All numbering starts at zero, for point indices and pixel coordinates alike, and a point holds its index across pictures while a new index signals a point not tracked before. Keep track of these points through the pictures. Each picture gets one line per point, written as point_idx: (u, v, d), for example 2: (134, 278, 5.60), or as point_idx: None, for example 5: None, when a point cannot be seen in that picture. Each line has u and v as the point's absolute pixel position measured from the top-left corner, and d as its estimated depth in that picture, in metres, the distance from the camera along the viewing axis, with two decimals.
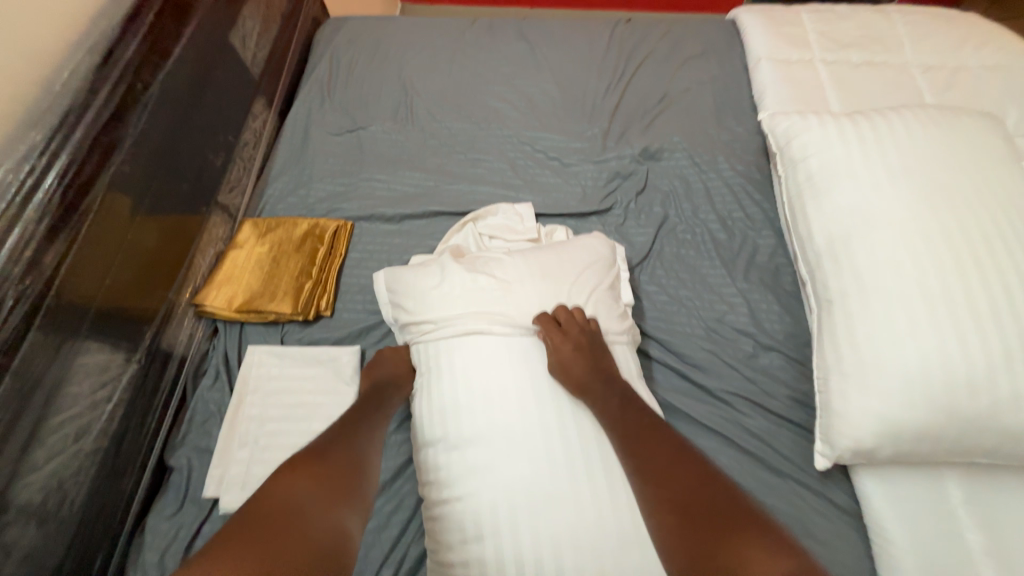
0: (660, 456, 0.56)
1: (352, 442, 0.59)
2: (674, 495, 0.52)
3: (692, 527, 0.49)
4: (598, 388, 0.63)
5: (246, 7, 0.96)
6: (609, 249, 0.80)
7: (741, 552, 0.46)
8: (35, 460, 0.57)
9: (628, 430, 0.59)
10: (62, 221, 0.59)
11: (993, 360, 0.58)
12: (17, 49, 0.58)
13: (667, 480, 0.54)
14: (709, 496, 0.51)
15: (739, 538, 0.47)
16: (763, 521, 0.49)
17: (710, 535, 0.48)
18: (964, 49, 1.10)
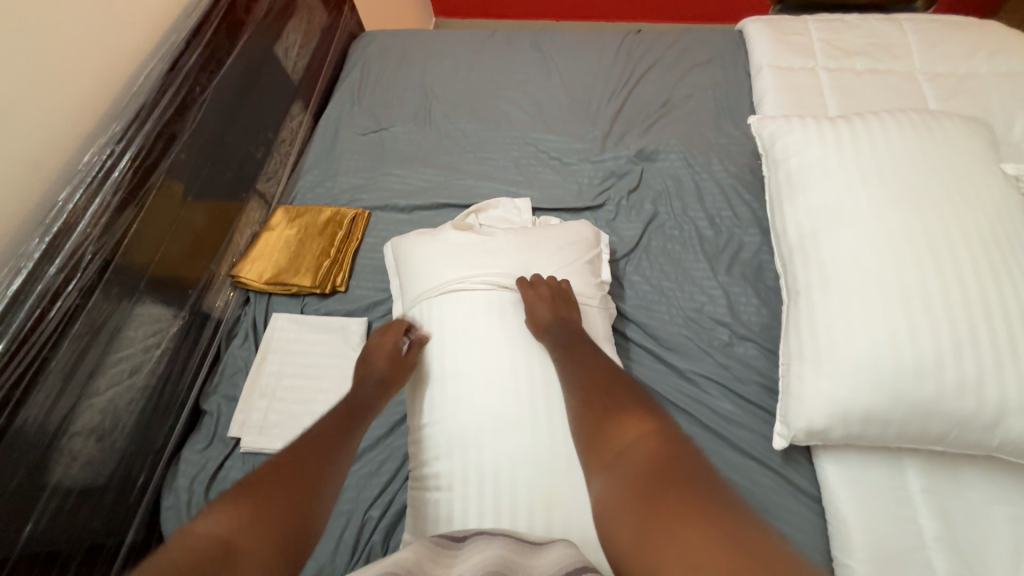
0: (587, 366, 0.66)
1: (332, 454, 0.55)
2: (589, 392, 0.62)
3: (593, 412, 0.60)
4: (553, 324, 0.72)
5: (290, 23, 1.11)
6: (592, 236, 0.88)
7: (623, 425, 0.55)
8: (98, 387, 0.70)
9: (569, 350, 0.69)
10: (131, 196, 0.73)
11: (941, 350, 0.62)
12: (105, 59, 0.73)
13: (587, 382, 0.64)
14: (613, 393, 0.61)
15: (626, 418, 0.56)
16: (655, 410, 0.57)
17: (605, 415, 0.58)
18: (977, 56, 1.09)
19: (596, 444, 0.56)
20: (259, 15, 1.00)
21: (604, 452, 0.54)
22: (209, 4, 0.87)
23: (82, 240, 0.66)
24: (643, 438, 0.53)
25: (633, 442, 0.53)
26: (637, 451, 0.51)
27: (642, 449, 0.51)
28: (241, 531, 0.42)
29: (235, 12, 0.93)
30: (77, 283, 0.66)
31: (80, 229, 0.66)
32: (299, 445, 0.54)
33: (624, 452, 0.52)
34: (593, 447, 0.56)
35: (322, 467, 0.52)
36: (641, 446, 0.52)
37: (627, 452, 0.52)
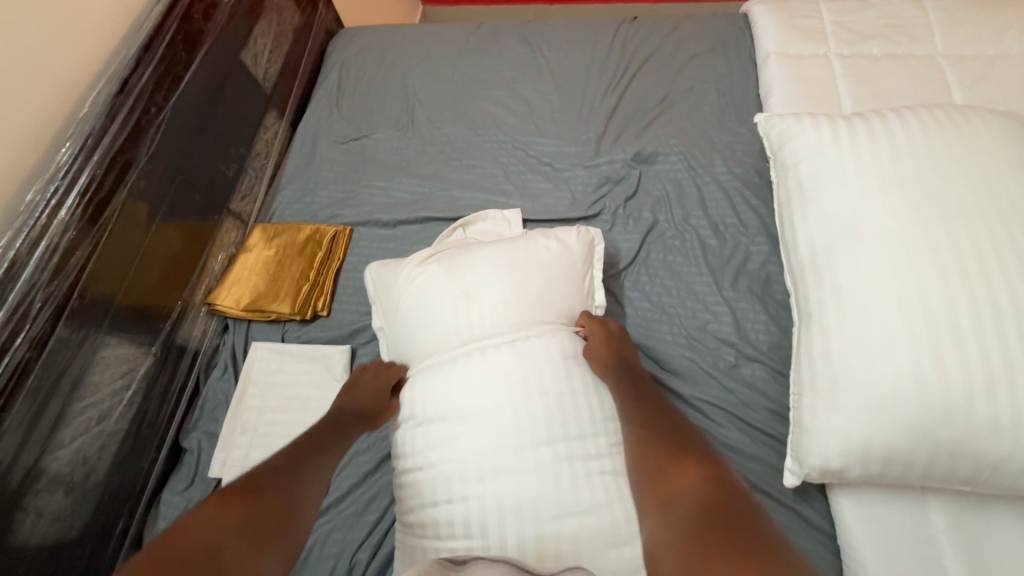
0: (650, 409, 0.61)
1: (313, 462, 0.59)
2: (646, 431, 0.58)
3: (651, 451, 0.55)
4: (614, 366, 0.70)
5: (258, 26, 1.04)
6: (586, 250, 0.82)
7: (676, 467, 0.51)
8: (62, 438, 0.66)
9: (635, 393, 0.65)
10: (84, 233, 0.68)
11: (971, 383, 0.56)
12: (46, 84, 0.67)
13: (642, 425, 0.59)
14: (675, 434, 0.56)
15: (680, 463, 0.51)
16: (713, 457, 0.53)
17: (654, 454, 0.54)
18: (1009, 33, 0.99)
19: (652, 484, 0.51)
20: (221, 20, 0.93)
21: (660, 492, 0.50)
22: (161, 14, 0.81)
23: (29, 288, 0.62)
24: (699, 482, 0.48)
25: (687, 487, 0.48)
26: (692, 496, 0.47)
27: (704, 499, 0.46)
28: (229, 519, 0.47)
29: (192, 19, 0.86)
30: (28, 333, 0.61)
31: (26, 276, 0.62)
32: (282, 454, 0.58)
33: (680, 495, 0.48)
34: (648, 484, 0.52)
35: (304, 469, 0.57)
36: (696, 488, 0.48)
37: (684, 495, 0.48)
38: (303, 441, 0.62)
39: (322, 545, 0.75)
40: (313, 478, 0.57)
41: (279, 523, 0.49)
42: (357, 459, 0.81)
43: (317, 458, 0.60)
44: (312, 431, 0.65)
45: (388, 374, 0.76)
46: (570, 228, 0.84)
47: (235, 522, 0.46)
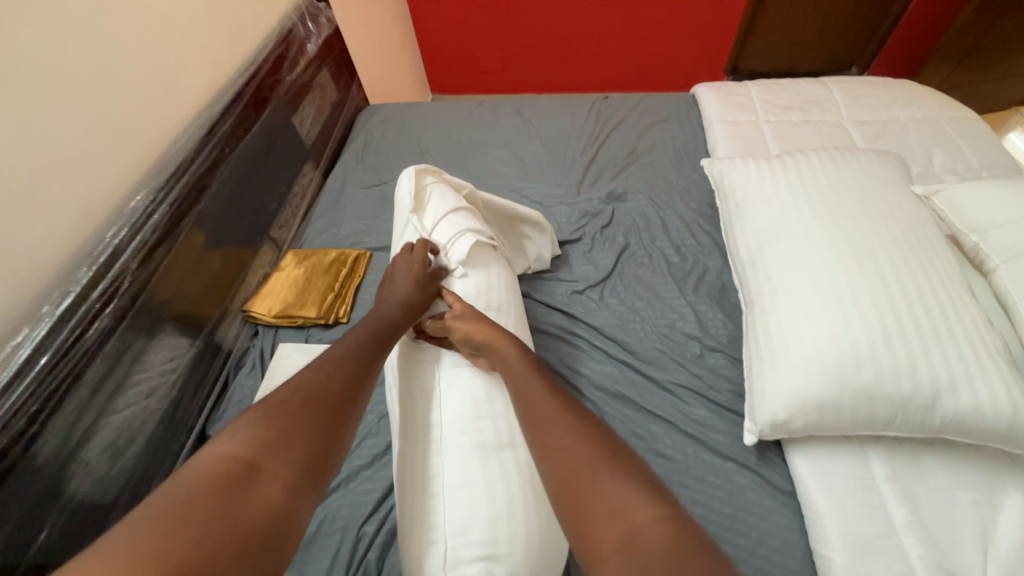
0: (566, 429, 0.58)
1: (348, 395, 0.60)
2: (571, 455, 0.55)
3: (581, 483, 0.52)
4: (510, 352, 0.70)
5: (306, 99, 1.31)
6: (413, 192, 0.92)
7: (621, 501, 0.49)
8: (119, 403, 0.77)
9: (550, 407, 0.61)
10: (165, 235, 0.85)
11: (874, 338, 0.70)
12: (155, 125, 0.88)
13: (562, 454, 0.55)
14: (600, 457, 0.54)
15: (623, 496, 0.49)
16: (645, 477, 0.52)
17: (585, 486, 0.51)
18: (894, 106, 1.27)
19: (593, 524, 0.48)
20: (280, 93, 1.19)
21: (607, 535, 0.47)
22: (241, 85, 1.06)
23: (122, 270, 0.77)
24: (655, 523, 0.47)
25: (640, 524, 0.47)
26: (648, 539, 0.45)
27: (658, 537, 0.45)
28: (258, 451, 0.50)
29: (261, 90, 1.12)
30: (114, 306, 0.75)
31: (122, 261, 0.77)
32: (320, 379, 0.60)
33: (631, 536, 0.46)
34: (586, 524, 0.49)
35: (340, 401, 0.59)
36: (655, 531, 0.46)
37: (639, 537, 0.46)
38: (345, 358, 0.65)
39: (330, 519, 0.79)
40: (348, 410, 0.59)
41: (310, 458, 0.52)
42: (366, 443, 0.88)
43: (353, 394, 0.61)
44: (357, 341, 0.69)
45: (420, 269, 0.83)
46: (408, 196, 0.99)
47: (264, 457, 0.50)
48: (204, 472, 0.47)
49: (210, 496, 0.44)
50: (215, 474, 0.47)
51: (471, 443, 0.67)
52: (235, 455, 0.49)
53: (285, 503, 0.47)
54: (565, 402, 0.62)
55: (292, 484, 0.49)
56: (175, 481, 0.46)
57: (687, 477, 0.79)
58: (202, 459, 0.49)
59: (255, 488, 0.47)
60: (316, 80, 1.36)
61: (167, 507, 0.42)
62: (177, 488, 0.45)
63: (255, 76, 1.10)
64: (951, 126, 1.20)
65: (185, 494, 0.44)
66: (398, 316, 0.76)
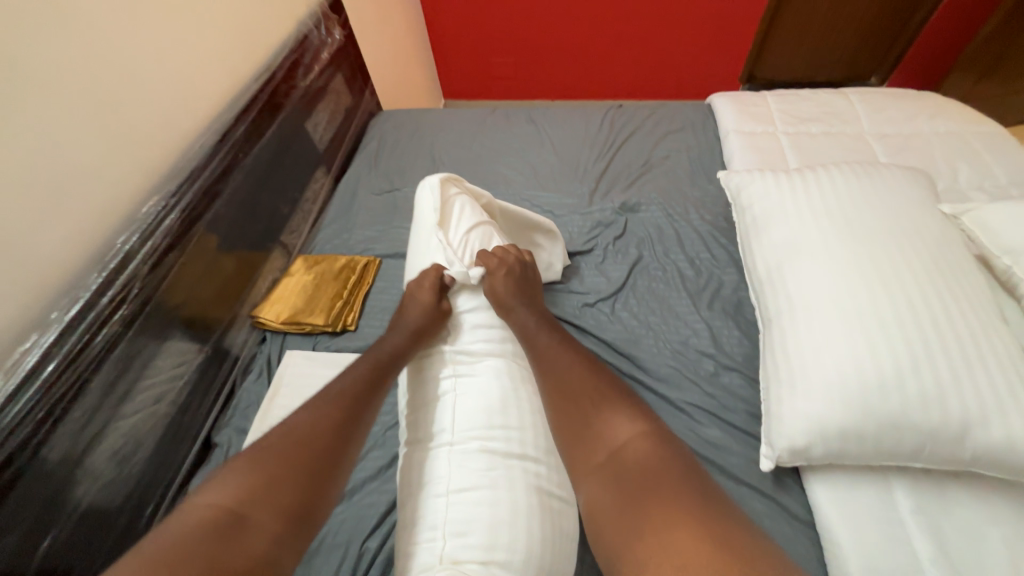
0: (566, 367, 0.67)
1: (343, 436, 0.61)
2: (568, 387, 0.65)
3: (576, 411, 0.62)
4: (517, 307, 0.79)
5: (320, 104, 1.31)
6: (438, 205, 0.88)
7: (609, 424, 0.59)
8: (126, 410, 0.76)
9: (551, 351, 0.71)
10: (177, 241, 0.85)
11: (901, 363, 0.68)
12: (170, 130, 0.88)
13: (563, 387, 0.65)
14: (596, 389, 0.64)
15: (611, 420, 0.59)
16: (638, 408, 0.61)
17: (584, 414, 0.61)
18: (917, 119, 1.24)
19: (581, 445, 0.59)
20: (295, 98, 1.20)
21: (594, 452, 0.58)
22: (257, 90, 1.06)
23: (133, 275, 0.76)
24: (635, 439, 0.57)
25: (620, 440, 0.57)
26: (630, 454, 0.55)
27: (635, 453, 0.55)
28: (248, 500, 0.51)
29: (276, 96, 1.12)
30: (124, 312, 0.75)
31: (133, 266, 0.77)
32: (316, 421, 0.61)
33: (615, 450, 0.56)
34: (579, 446, 0.60)
35: (335, 444, 0.60)
36: (636, 448, 0.56)
37: (621, 452, 0.56)
38: (345, 393, 0.66)
39: (333, 532, 0.78)
40: (342, 453, 0.60)
41: (298, 506, 0.53)
42: (371, 455, 0.87)
43: (349, 433, 0.62)
44: (358, 374, 0.70)
45: (431, 286, 0.81)
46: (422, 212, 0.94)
47: (253, 506, 0.51)
48: (197, 520, 0.49)
49: (199, 546, 0.46)
50: (207, 521, 0.48)
51: (476, 446, 0.64)
52: (227, 501, 0.51)
53: (271, 553, 0.49)
54: (578, 354, 0.70)
55: (279, 533, 0.50)
56: (170, 528, 0.48)
57: None
58: (197, 504, 0.51)
59: (243, 538, 0.48)
60: (330, 86, 1.36)
61: (158, 558, 0.44)
62: (170, 537, 0.47)
63: (271, 82, 1.10)
64: (977, 140, 1.17)
65: (175, 543, 0.46)
66: (401, 345, 0.75)
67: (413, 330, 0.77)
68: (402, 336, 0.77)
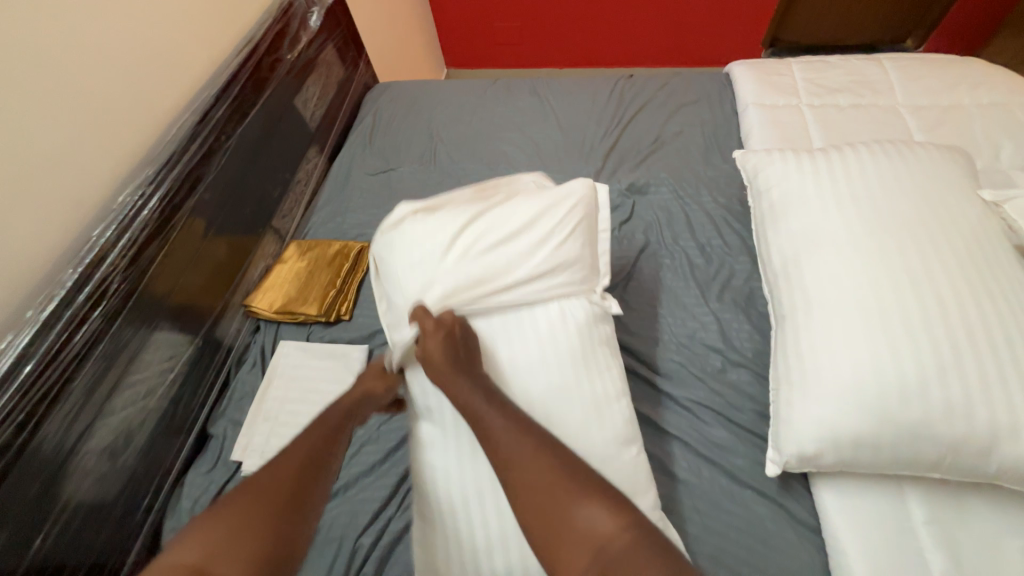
0: (510, 448, 0.57)
1: (314, 466, 0.59)
2: (525, 477, 0.55)
3: (538, 503, 0.53)
4: (459, 379, 0.64)
5: (310, 78, 1.24)
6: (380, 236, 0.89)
7: (584, 516, 0.51)
8: (113, 407, 0.75)
9: (493, 426, 0.59)
10: (157, 231, 0.81)
11: (926, 369, 0.62)
12: (145, 113, 0.83)
13: (522, 472, 0.55)
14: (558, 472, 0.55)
15: (582, 506, 0.52)
16: (603, 487, 0.54)
17: (555, 506, 0.52)
18: (957, 89, 1.13)
19: (556, 542, 0.51)
20: (282, 72, 1.12)
21: (574, 552, 0.50)
22: (237, 65, 0.99)
23: (111, 269, 0.73)
24: (613, 530, 0.50)
25: (598, 528, 0.50)
26: (613, 551, 0.49)
27: (615, 547, 0.49)
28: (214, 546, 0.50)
29: (260, 70, 1.05)
30: (103, 308, 0.72)
31: (110, 259, 0.74)
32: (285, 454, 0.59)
33: (598, 548, 0.49)
34: (554, 546, 0.51)
35: (289, 493, 0.55)
36: (616, 539, 0.49)
37: (606, 548, 0.49)
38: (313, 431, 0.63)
39: (326, 528, 0.77)
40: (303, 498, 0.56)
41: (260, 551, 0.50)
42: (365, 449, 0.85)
43: (316, 465, 0.59)
44: (330, 415, 0.67)
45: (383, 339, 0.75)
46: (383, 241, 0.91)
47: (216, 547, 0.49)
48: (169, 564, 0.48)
49: None
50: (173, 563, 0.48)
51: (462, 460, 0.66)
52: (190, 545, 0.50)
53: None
54: (514, 419, 0.60)
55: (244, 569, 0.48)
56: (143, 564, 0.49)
57: (700, 503, 0.74)
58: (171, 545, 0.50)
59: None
60: (320, 57, 1.28)
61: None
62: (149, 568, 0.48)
63: (253, 55, 1.03)
64: None
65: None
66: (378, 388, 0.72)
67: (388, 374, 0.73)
68: (378, 378, 0.73)
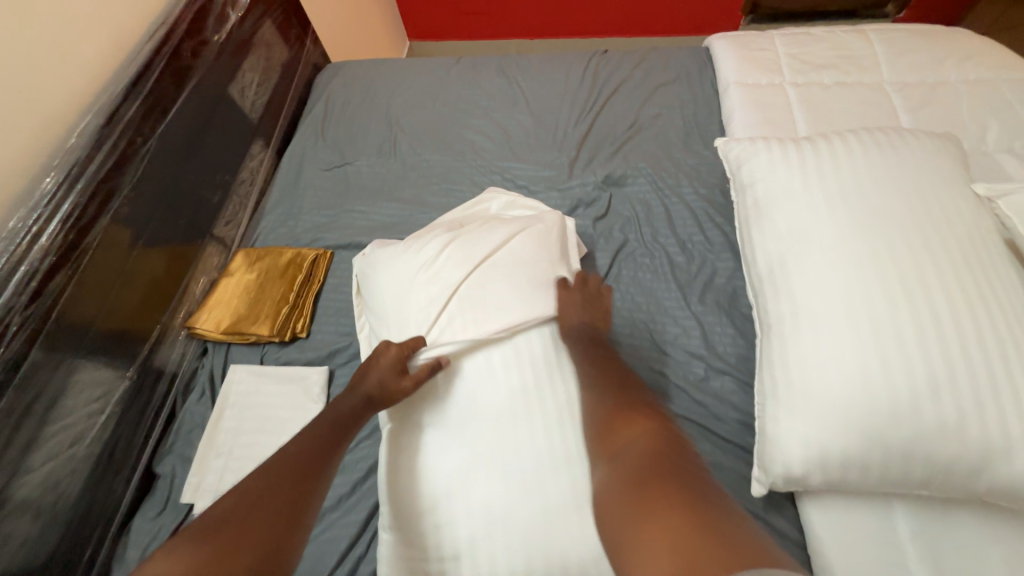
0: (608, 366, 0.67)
1: (311, 469, 0.58)
2: (601, 382, 0.65)
3: (603, 407, 0.61)
4: (576, 328, 0.71)
5: (246, 61, 1.10)
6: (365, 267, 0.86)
7: (633, 423, 0.58)
8: (32, 462, 0.66)
9: (591, 348, 0.70)
10: (65, 258, 0.70)
11: (918, 385, 0.59)
12: (34, 118, 0.70)
13: (602, 377, 0.65)
14: (630, 392, 0.63)
15: (633, 420, 0.58)
16: (664, 420, 0.59)
17: (618, 409, 0.60)
18: (945, 65, 1.07)
19: (605, 435, 0.58)
20: (209, 57, 0.98)
21: (613, 445, 0.56)
22: (150, 52, 0.85)
23: (5, 311, 0.63)
24: (653, 438, 0.55)
25: (637, 440, 0.55)
26: (642, 449, 0.54)
27: (649, 448, 0.54)
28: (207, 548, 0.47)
29: (180, 57, 0.91)
30: (2, 356, 0.63)
31: (4, 299, 0.63)
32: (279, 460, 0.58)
33: (629, 448, 0.55)
34: (600, 438, 0.58)
35: (287, 502, 0.53)
36: (649, 444, 0.55)
37: (632, 446, 0.55)
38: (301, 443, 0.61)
39: None
40: (303, 509, 0.54)
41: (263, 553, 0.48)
42: None
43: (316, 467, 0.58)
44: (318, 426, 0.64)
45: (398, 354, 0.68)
46: (361, 261, 0.88)
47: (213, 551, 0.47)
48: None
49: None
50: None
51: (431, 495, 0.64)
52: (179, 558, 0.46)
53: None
54: (611, 358, 0.69)
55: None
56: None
57: None
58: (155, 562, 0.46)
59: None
60: (257, 37, 1.13)
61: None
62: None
63: (170, 39, 0.89)
64: (1013, 90, 1.01)
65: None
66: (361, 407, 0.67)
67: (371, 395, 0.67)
68: (362, 398, 0.67)
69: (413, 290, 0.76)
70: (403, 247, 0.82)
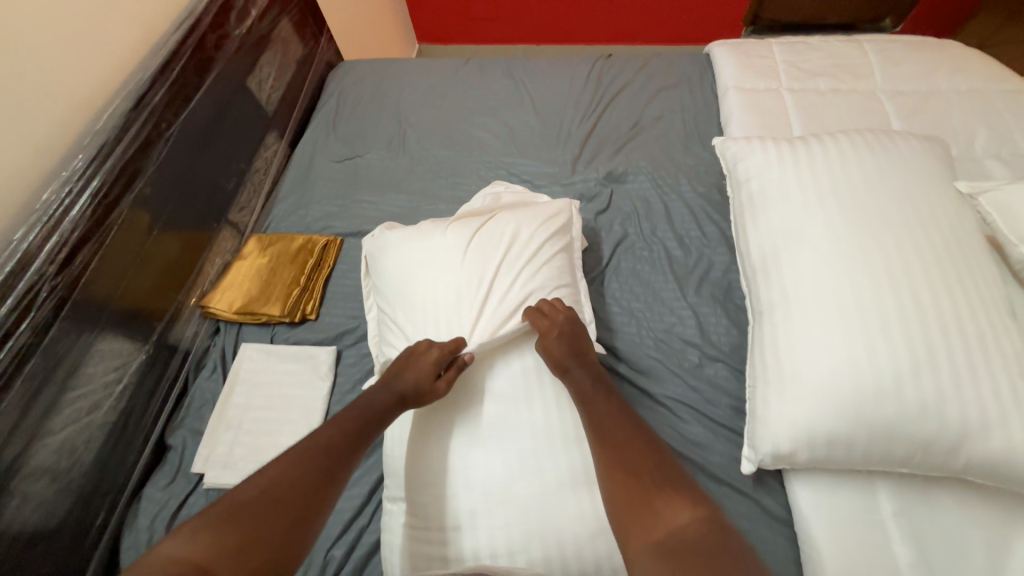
0: (616, 430, 0.61)
1: (336, 462, 0.59)
2: (620, 455, 0.58)
3: (627, 483, 0.55)
4: (572, 366, 0.69)
5: (264, 56, 1.14)
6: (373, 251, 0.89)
7: (666, 503, 0.52)
8: (53, 426, 0.69)
9: (599, 409, 0.64)
10: (92, 232, 0.74)
11: (900, 368, 0.62)
12: (67, 100, 0.74)
13: (617, 449, 0.59)
14: (655, 461, 0.57)
15: (666, 499, 0.53)
16: (699, 491, 0.54)
17: (647, 487, 0.54)
18: (935, 75, 1.12)
19: (638, 517, 0.52)
20: (229, 50, 1.03)
21: (650, 529, 0.51)
22: (175, 43, 0.89)
23: (36, 278, 0.67)
24: (695, 521, 0.50)
25: (678, 523, 0.50)
26: (688, 534, 0.49)
27: (695, 536, 0.48)
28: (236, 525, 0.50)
29: (203, 49, 0.95)
30: (30, 321, 0.66)
31: (36, 266, 0.67)
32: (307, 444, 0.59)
33: (671, 534, 0.49)
34: (631, 522, 0.52)
35: (309, 490, 0.55)
36: (693, 527, 0.49)
37: (675, 533, 0.49)
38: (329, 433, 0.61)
39: None
40: (323, 497, 0.55)
41: (286, 537, 0.51)
42: None
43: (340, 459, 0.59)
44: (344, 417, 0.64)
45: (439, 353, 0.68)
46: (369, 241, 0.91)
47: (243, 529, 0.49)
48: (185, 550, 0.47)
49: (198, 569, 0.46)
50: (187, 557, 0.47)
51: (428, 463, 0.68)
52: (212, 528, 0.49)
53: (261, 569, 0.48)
54: (623, 411, 0.64)
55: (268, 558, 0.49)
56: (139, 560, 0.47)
57: None
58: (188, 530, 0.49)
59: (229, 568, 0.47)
60: (274, 33, 1.18)
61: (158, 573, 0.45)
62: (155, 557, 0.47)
63: (195, 31, 0.93)
64: (1001, 99, 1.05)
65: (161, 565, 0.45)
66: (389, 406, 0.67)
67: (403, 395, 0.67)
68: (390, 397, 0.67)
69: (429, 279, 0.79)
70: (414, 231, 0.85)
